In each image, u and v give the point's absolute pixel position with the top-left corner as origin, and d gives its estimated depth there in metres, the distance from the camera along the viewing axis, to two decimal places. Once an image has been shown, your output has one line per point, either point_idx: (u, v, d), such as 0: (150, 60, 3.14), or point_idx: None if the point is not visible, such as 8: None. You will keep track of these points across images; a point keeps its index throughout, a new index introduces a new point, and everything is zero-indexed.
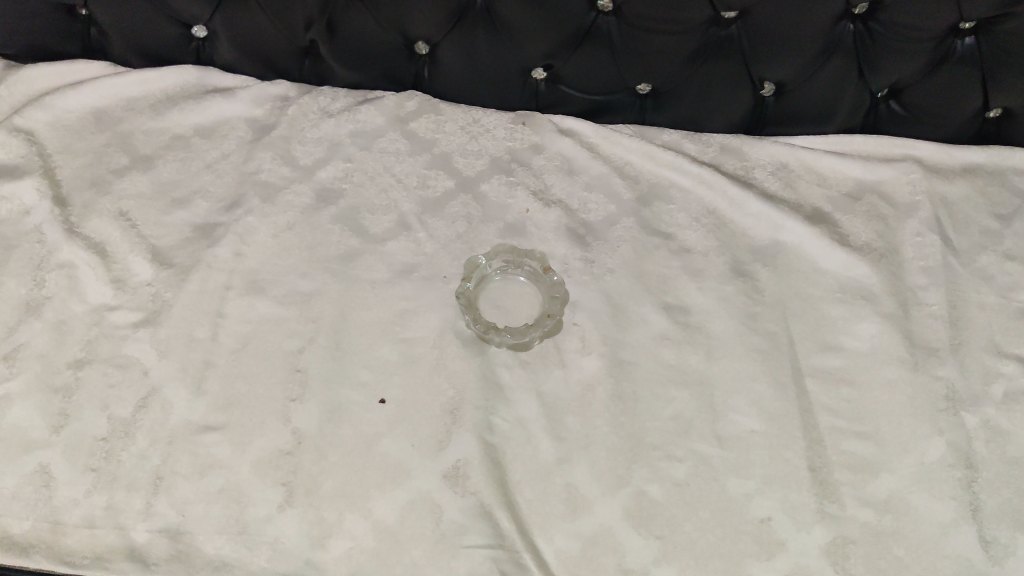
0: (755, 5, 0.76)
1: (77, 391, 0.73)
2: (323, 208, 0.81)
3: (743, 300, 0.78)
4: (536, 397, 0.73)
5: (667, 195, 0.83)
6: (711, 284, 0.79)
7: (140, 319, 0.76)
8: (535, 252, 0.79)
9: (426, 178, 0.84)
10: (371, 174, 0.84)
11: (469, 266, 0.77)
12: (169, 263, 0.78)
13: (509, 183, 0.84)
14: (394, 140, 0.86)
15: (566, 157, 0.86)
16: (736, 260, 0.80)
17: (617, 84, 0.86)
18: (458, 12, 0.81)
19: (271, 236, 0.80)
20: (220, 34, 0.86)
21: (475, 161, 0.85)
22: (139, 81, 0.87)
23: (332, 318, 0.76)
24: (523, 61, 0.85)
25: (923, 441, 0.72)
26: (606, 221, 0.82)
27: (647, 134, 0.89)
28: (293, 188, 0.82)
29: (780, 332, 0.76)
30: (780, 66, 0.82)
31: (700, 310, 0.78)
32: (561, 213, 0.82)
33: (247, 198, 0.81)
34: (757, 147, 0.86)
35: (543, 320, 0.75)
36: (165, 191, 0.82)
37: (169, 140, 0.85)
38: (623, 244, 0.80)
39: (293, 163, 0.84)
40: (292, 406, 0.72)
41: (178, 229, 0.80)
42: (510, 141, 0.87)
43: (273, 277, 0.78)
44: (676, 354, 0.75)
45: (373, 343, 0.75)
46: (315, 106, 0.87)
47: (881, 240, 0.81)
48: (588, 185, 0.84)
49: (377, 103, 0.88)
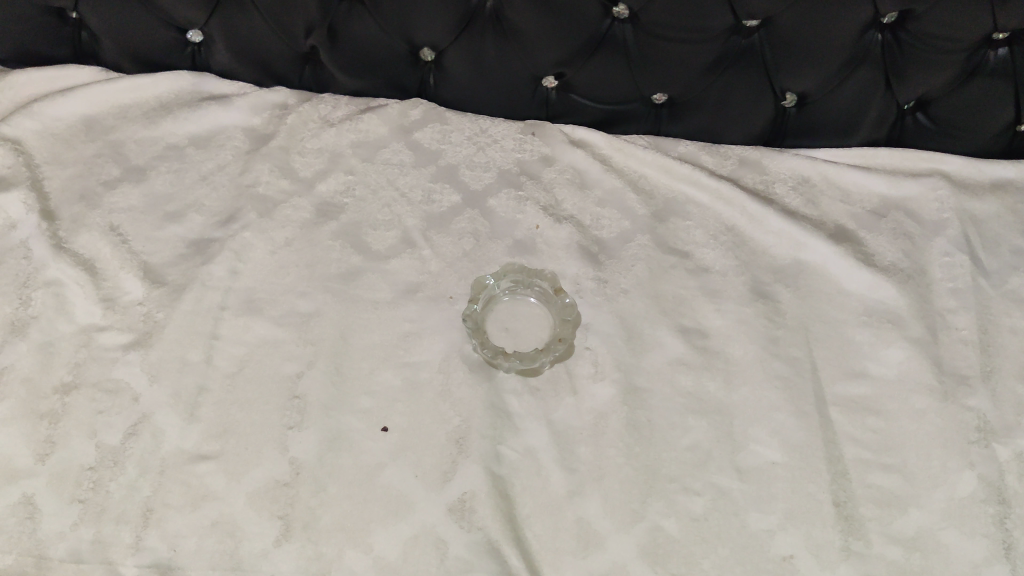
0: (779, 14, 0.73)
1: (64, 417, 0.69)
2: (323, 224, 0.78)
3: (764, 323, 0.74)
4: (546, 426, 0.70)
5: (684, 210, 0.80)
6: (730, 306, 0.75)
7: (131, 341, 0.72)
8: (546, 271, 0.75)
9: (431, 192, 0.80)
10: (374, 187, 0.80)
11: (477, 286, 0.73)
12: (162, 281, 0.74)
13: (518, 198, 0.80)
14: (398, 151, 0.82)
15: (577, 170, 0.82)
16: (756, 281, 0.76)
17: (632, 94, 0.82)
18: (466, 18, 0.77)
19: (268, 252, 0.76)
20: (216, 38, 0.83)
21: (482, 174, 0.82)
22: (131, 87, 0.84)
23: (332, 341, 0.72)
24: (533, 69, 0.81)
25: (953, 474, 0.69)
26: (619, 238, 0.78)
27: (662, 145, 0.85)
28: (292, 202, 0.79)
29: (803, 357, 0.73)
30: (803, 77, 0.78)
31: (718, 333, 0.74)
32: (572, 230, 0.78)
33: (244, 213, 0.78)
34: (777, 160, 0.83)
35: (554, 345, 0.72)
36: (158, 204, 0.79)
37: (163, 149, 0.82)
38: (637, 263, 0.77)
39: (292, 175, 0.80)
40: (290, 434, 0.69)
41: (171, 245, 0.76)
42: (519, 153, 0.83)
43: (270, 297, 0.74)
44: (693, 381, 0.72)
45: (375, 367, 0.72)
46: (315, 115, 0.84)
47: (908, 260, 0.77)
48: (601, 200, 0.80)
49: (380, 111, 0.84)
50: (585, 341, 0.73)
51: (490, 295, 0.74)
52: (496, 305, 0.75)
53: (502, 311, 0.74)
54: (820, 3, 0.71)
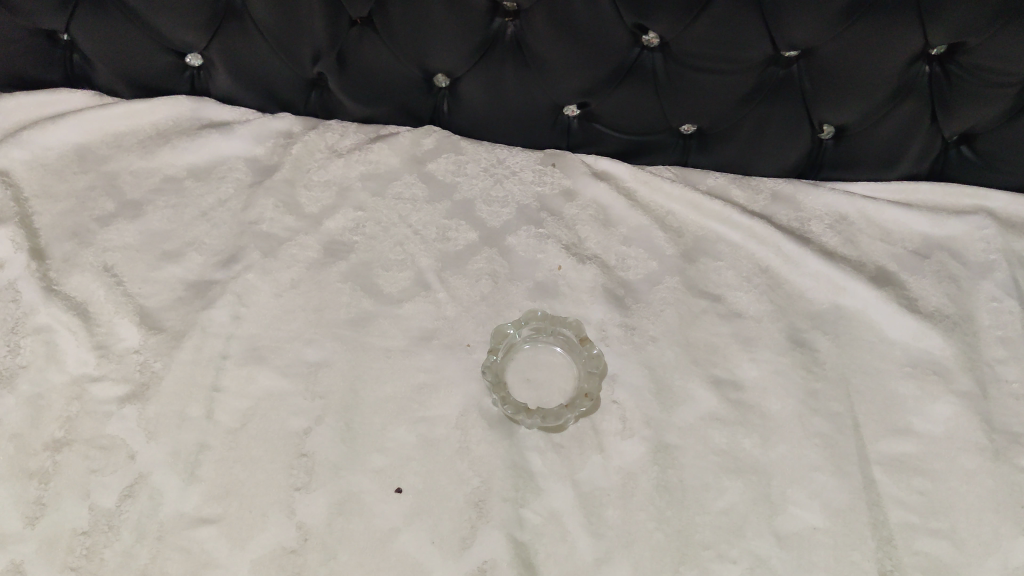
0: (822, 44, 0.68)
1: (55, 477, 0.64)
2: (332, 264, 0.73)
3: (802, 375, 0.70)
4: (572, 487, 0.65)
5: (714, 250, 0.75)
6: (765, 356, 0.70)
7: (127, 393, 0.67)
8: (570, 318, 0.69)
9: (446, 229, 0.75)
10: (384, 224, 0.75)
11: (497, 335, 0.69)
12: (159, 327, 0.70)
13: (539, 235, 0.75)
14: (410, 184, 0.78)
15: (600, 205, 0.78)
16: (793, 327, 0.72)
17: (659, 125, 0.77)
18: (485, 45, 0.72)
19: (273, 296, 0.71)
20: (217, 63, 0.78)
21: (500, 209, 0.77)
22: (126, 114, 0.79)
23: (342, 393, 0.68)
24: (555, 99, 0.76)
25: (1007, 541, 0.64)
26: (647, 280, 0.74)
27: (690, 178, 0.80)
28: (297, 240, 0.74)
29: (844, 412, 0.68)
30: (843, 110, 0.73)
31: (753, 386, 0.69)
32: (597, 270, 0.73)
33: (247, 252, 0.73)
34: (813, 195, 0.78)
35: (580, 399, 0.67)
36: (155, 242, 0.74)
37: (160, 182, 0.77)
38: (666, 308, 0.72)
39: (298, 211, 0.76)
40: (296, 495, 0.64)
41: (169, 287, 0.72)
42: (539, 186, 0.78)
43: (276, 344, 0.69)
44: (728, 438, 0.67)
45: (388, 422, 0.67)
46: (322, 144, 0.79)
47: (953, 305, 0.73)
48: (626, 238, 0.76)
49: (391, 141, 0.79)
50: (612, 393, 0.68)
51: (511, 343, 0.70)
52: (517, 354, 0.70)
53: (523, 361, 0.70)
54: (866, 34, 0.67)
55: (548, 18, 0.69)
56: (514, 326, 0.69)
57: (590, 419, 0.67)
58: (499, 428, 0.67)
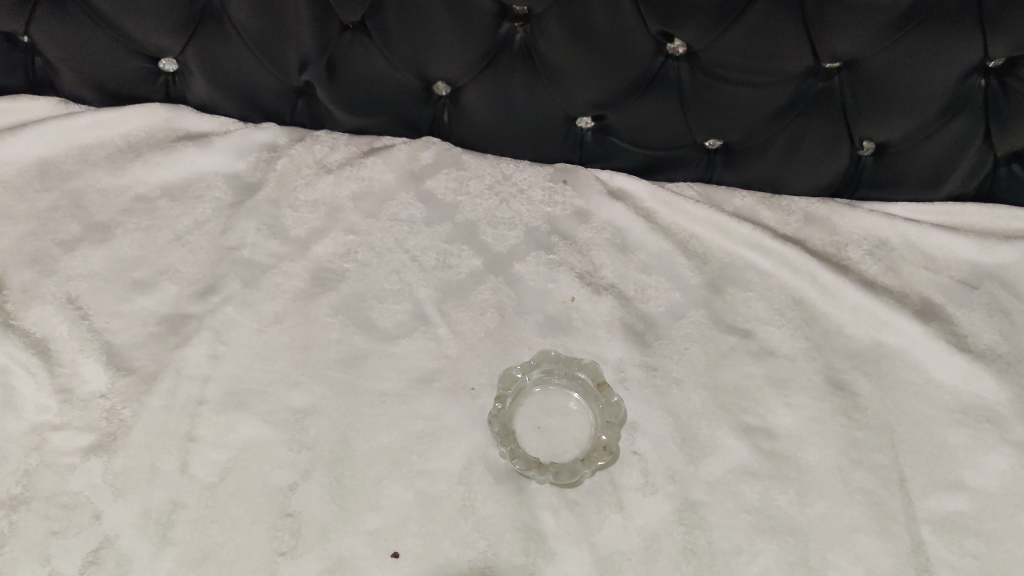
0: (869, 56, 0.61)
1: (10, 540, 0.57)
2: (321, 295, 0.66)
3: (841, 422, 0.63)
4: (588, 551, 0.58)
5: (743, 278, 0.69)
6: (800, 400, 0.64)
7: (92, 444, 0.60)
8: (585, 360, 0.63)
9: (447, 255, 0.68)
10: (379, 249, 0.68)
11: (505, 379, 0.62)
12: (128, 368, 0.63)
13: (550, 262, 0.68)
14: (407, 205, 0.70)
15: (617, 228, 0.71)
16: (831, 368, 0.65)
17: (682, 139, 0.70)
18: (490, 52, 0.65)
19: (256, 331, 0.64)
20: (194, 69, 0.70)
21: (507, 233, 0.70)
22: (94, 124, 0.72)
23: (332, 444, 0.61)
24: (567, 111, 0.69)
25: None
26: (669, 314, 0.67)
27: (715, 197, 0.73)
28: (282, 268, 0.67)
29: (888, 465, 0.62)
30: (887, 126, 0.66)
31: (788, 435, 0.63)
32: (614, 303, 0.66)
33: (226, 282, 0.66)
34: (850, 216, 0.71)
35: (599, 451, 0.60)
36: (125, 270, 0.67)
37: (131, 201, 0.70)
38: (691, 345, 0.65)
39: (283, 234, 0.69)
40: (281, 561, 0.57)
41: (140, 321, 0.65)
42: (549, 206, 0.71)
43: (258, 387, 0.63)
44: (760, 494, 0.61)
45: (383, 478, 0.60)
46: (310, 158, 0.72)
47: (1006, 343, 0.66)
48: (646, 266, 0.69)
49: (386, 155, 0.72)
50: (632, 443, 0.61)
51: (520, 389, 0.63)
52: (526, 400, 0.63)
53: (533, 407, 0.63)
54: (919, 45, 0.59)
55: (563, 24, 0.61)
56: (524, 368, 0.63)
57: (608, 473, 0.61)
58: (507, 484, 0.60)
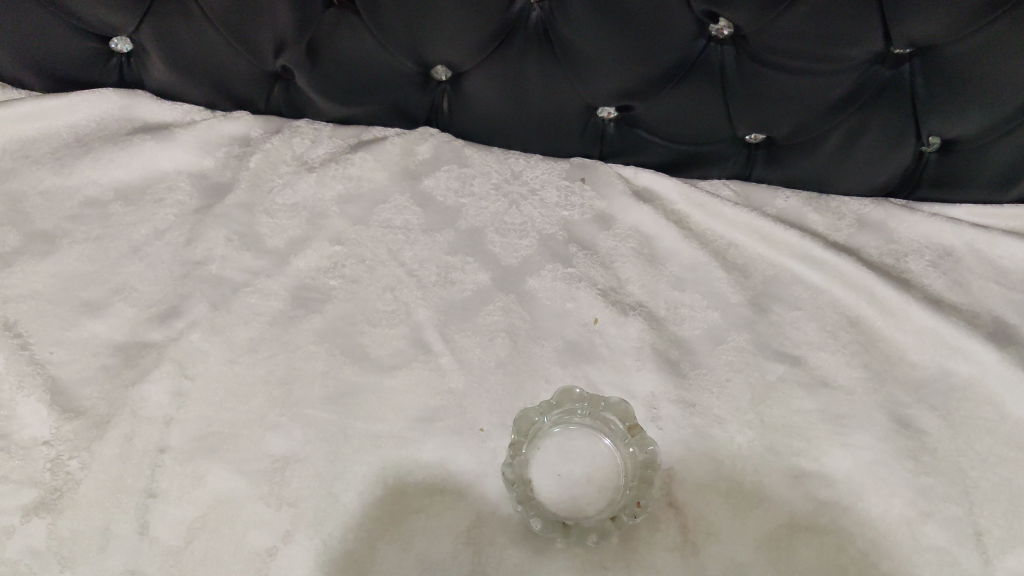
0: (948, 41, 0.52)
1: None
2: (303, 318, 0.57)
3: (907, 466, 0.55)
4: None
5: (789, 294, 0.60)
6: (859, 440, 0.55)
7: (33, 502, 0.51)
8: (614, 398, 0.54)
9: (449, 269, 0.59)
10: (370, 262, 0.59)
11: (521, 422, 0.53)
12: (77, 409, 0.53)
13: (568, 277, 0.59)
14: (402, 208, 0.61)
15: (644, 235, 0.61)
16: (893, 402, 0.57)
17: (719, 133, 0.61)
18: (500, 34, 0.55)
19: (227, 363, 0.55)
20: (150, 51, 0.60)
21: (517, 241, 0.60)
22: (36, 114, 0.62)
23: (318, 500, 0.52)
24: (588, 101, 0.60)
25: None
26: (706, 338, 0.58)
27: (755, 197, 0.64)
28: (257, 286, 0.57)
29: (963, 517, 0.53)
30: (960, 121, 0.57)
31: (846, 482, 0.54)
32: (643, 325, 0.57)
33: (192, 304, 0.56)
34: (908, 221, 0.63)
35: (630, 509, 0.51)
36: (73, 289, 0.57)
37: (80, 205, 0.60)
38: (733, 376, 0.57)
39: (258, 245, 0.59)
40: None
41: (91, 351, 0.55)
42: (565, 209, 0.62)
43: (231, 431, 0.53)
44: (816, 553, 0.52)
45: (377, 539, 0.51)
46: (288, 155, 0.62)
47: None
48: (679, 280, 0.60)
49: (376, 150, 0.62)
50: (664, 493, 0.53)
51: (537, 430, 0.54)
52: (543, 443, 0.54)
53: (552, 451, 0.54)
54: (1011, 31, 0.50)
55: (588, 2, 0.52)
56: (542, 407, 0.54)
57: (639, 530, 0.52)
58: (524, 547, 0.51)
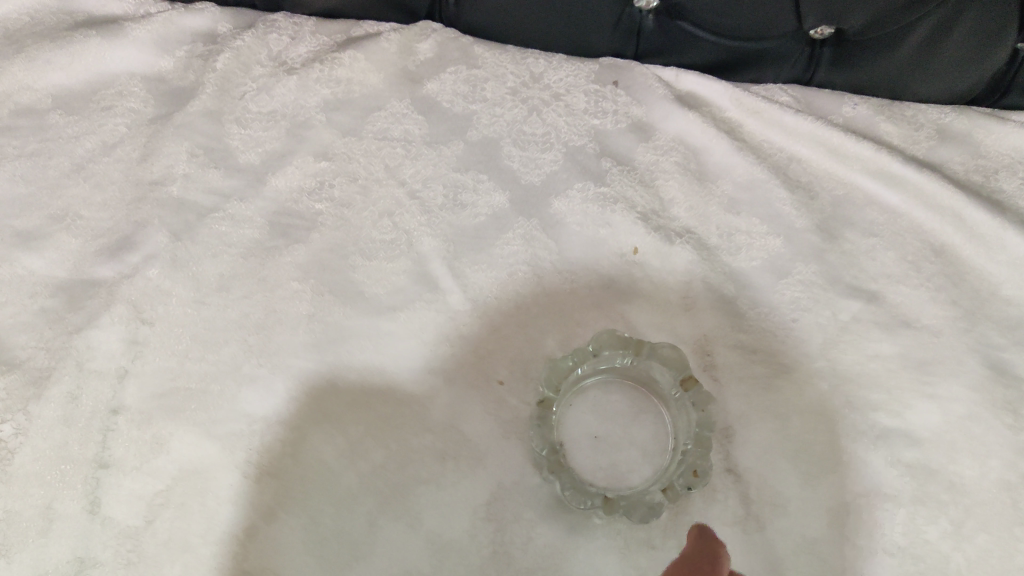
0: None
1: None
2: (284, 250, 0.47)
3: (1003, 420, 0.45)
4: None
5: (862, 218, 0.50)
6: (949, 390, 0.46)
7: None
8: (664, 345, 0.44)
9: (459, 189, 0.49)
10: (363, 182, 0.49)
11: (551, 374, 0.45)
12: (12, 362, 0.44)
13: (601, 198, 0.49)
14: (401, 116, 0.51)
15: (690, 148, 0.51)
16: (986, 343, 0.47)
17: (781, 25, 0.50)
18: None
19: (192, 305, 0.46)
20: None
21: (540, 156, 0.50)
22: None
23: (306, 470, 0.43)
24: None
25: None
26: (768, 270, 0.48)
27: (817, 105, 0.54)
28: (227, 211, 0.48)
29: None
30: None
31: (936, 441, 0.45)
32: (692, 255, 0.49)
33: (148, 234, 0.47)
34: (1002, 132, 0.53)
35: (684, 479, 0.43)
36: (7, 216, 0.47)
37: (13, 115, 0.50)
38: (801, 315, 0.48)
39: (227, 161, 0.49)
40: None
41: (28, 291, 0.46)
42: (596, 118, 0.51)
43: (200, 387, 0.44)
44: (901, 526, 0.44)
45: (378, 515, 0.43)
46: (262, 53, 0.51)
47: None
48: (733, 202, 0.50)
49: (369, 48, 0.51)
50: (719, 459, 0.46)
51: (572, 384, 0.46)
52: (579, 401, 0.46)
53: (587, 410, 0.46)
54: None
55: None
56: (575, 355, 0.45)
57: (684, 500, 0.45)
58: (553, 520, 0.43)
